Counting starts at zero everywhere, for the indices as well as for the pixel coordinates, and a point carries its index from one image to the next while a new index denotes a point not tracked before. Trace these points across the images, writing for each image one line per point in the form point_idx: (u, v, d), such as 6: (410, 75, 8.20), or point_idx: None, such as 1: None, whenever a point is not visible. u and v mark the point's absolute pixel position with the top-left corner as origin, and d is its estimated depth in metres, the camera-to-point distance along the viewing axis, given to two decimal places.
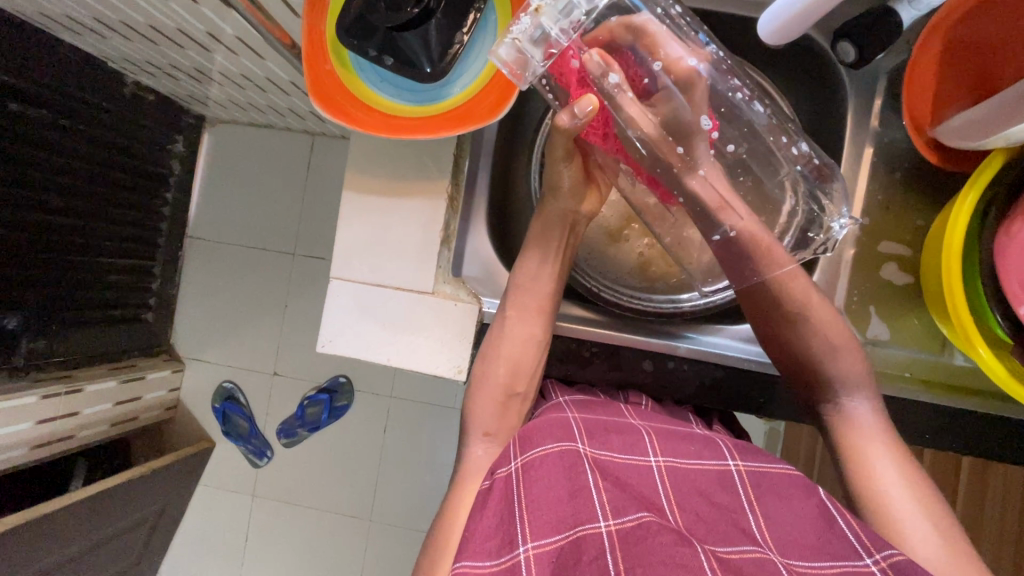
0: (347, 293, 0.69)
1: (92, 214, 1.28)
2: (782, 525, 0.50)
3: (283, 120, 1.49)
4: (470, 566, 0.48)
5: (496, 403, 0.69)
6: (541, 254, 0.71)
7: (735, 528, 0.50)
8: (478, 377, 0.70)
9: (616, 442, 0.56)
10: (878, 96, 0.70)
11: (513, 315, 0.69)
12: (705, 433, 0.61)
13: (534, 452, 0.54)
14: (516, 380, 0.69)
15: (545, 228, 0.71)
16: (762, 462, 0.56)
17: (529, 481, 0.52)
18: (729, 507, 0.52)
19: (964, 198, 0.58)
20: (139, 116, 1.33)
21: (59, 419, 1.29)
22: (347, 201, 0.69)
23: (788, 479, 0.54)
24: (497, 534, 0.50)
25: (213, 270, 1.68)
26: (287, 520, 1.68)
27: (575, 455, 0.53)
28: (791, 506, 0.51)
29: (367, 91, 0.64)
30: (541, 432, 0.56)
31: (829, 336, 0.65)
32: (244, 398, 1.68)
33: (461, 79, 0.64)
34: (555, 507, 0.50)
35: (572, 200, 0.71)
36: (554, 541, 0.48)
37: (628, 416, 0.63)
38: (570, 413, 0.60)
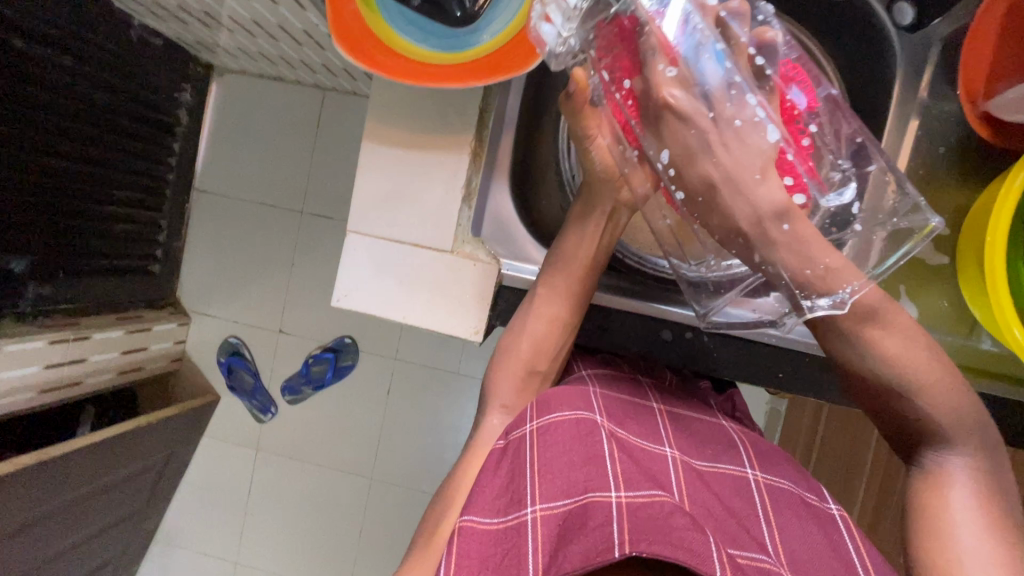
0: (361, 248, 0.67)
1: (97, 161, 1.26)
2: (794, 541, 0.49)
3: (295, 72, 1.45)
4: (474, 521, 0.48)
5: (516, 378, 0.67)
6: (579, 233, 0.65)
7: (747, 534, 0.48)
8: (503, 350, 0.68)
9: (633, 428, 0.56)
10: (930, 65, 0.64)
11: (542, 292, 0.66)
12: (727, 429, 0.60)
13: (552, 416, 0.53)
14: (539, 358, 0.67)
15: (585, 209, 0.65)
16: (781, 476, 0.54)
17: (544, 444, 0.51)
18: (742, 515, 0.50)
19: (1016, 176, 0.55)
20: (145, 60, 1.29)
21: (66, 364, 1.31)
22: (367, 153, 0.67)
23: (802, 502, 0.52)
24: (506, 494, 0.50)
25: (221, 225, 1.67)
26: (291, 476, 1.71)
27: (592, 424, 0.52)
28: (805, 525, 0.50)
29: (388, 31, 0.60)
30: (559, 399, 0.55)
31: (934, 393, 0.54)
32: (249, 354, 1.69)
33: (491, 26, 0.60)
34: (567, 472, 0.49)
35: (611, 185, 0.64)
36: (563, 505, 0.48)
37: (650, 398, 0.62)
38: (592, 387, 0.59)
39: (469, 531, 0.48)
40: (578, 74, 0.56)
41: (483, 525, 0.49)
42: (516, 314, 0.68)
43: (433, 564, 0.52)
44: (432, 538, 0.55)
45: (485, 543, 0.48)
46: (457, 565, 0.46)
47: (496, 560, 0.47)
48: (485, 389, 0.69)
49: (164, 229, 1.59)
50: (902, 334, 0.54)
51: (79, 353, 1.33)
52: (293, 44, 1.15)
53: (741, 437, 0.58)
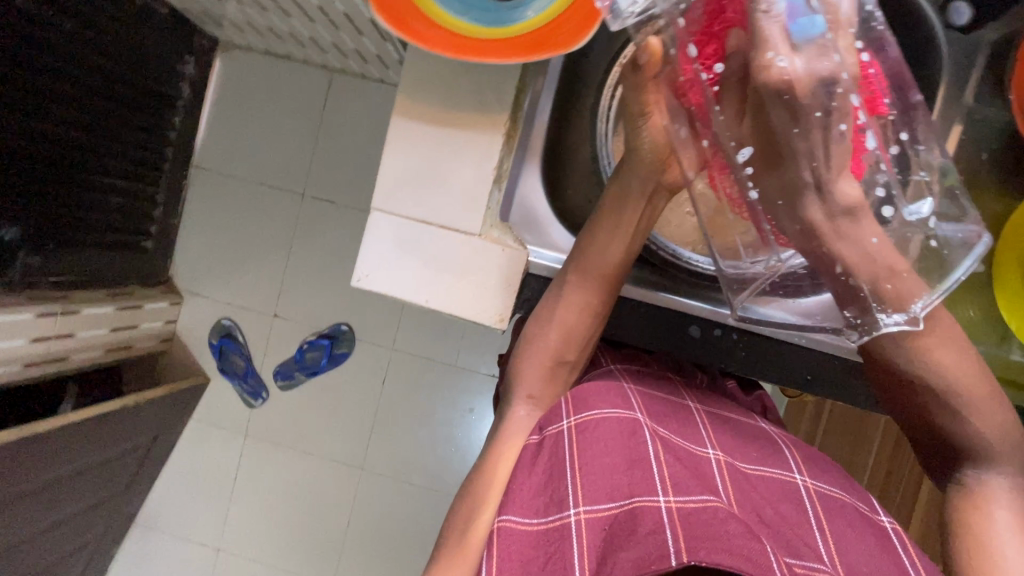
0: (387, 229, 0.65)
1: (95, 130, 1.21)
2: (850, 550, 0.47)
3: (303, 51, 1.41)
4: (513, 522, 0.47)
5: (543, 367, 0.65)
6: (614, 222, 0.63)
7: (802, 541, 0.46)
8: (528, 340, 0.66)
9: (673, 427, 0.54)
10: (977, 70, 0.63)
11: (574, 279, 0.64)
12: (768, 432, 0.58)
13: (590, 414, 0.51)
14: (568, 348, 0.66)
15: (620, 199, 0.63)
16: (828, 481, 0.53)
17: (584, 443, 0.49)
18: (794, 523, 0.48)
19: None
20: (149, 29, 1.24)
21: (53, 339, 1.26)
22: (398, 129, 0.64)
23: (854, 511, 0.50)
24: (546, 493, 0.48)
25: (218, 203, 1.62)
26: (279, 463, 1.68)
27: (634, 423, 0.50)
28: (860, 538, 0.48)
29: (430, 2, 0.58)
30: (598, 396, 0.53)
31: (978, 413, 0.55)
32: (242, 337, 1.65)
33: (536, 4, 0.58)
34: (610, 474, 0.47)
35: (654, 169, 0.61)
36: (608, 508, 0.46)
37: (685, 396, 0.61)
38: (628, 384, 0.58)
39: (508, 531, 0.46)
40: (653, 43, 0.52)
41: (524, 526, 0.47)
42: (544, 298, 0.66)
43: (473, 564, 0.51)
44: (464, 531, 0.54)
45: (526, 545, 0.46)
46: (500, 568, 0.45)
47: (539, 563, 0.45)
48: (510, 378, 0.67)
49: (160, 205, 1.55)
50: (961, 354, 0.54)
51: (66, 328, 1.29)
52: (306, 21, 1.11)
53: (786, 443, 0.57)
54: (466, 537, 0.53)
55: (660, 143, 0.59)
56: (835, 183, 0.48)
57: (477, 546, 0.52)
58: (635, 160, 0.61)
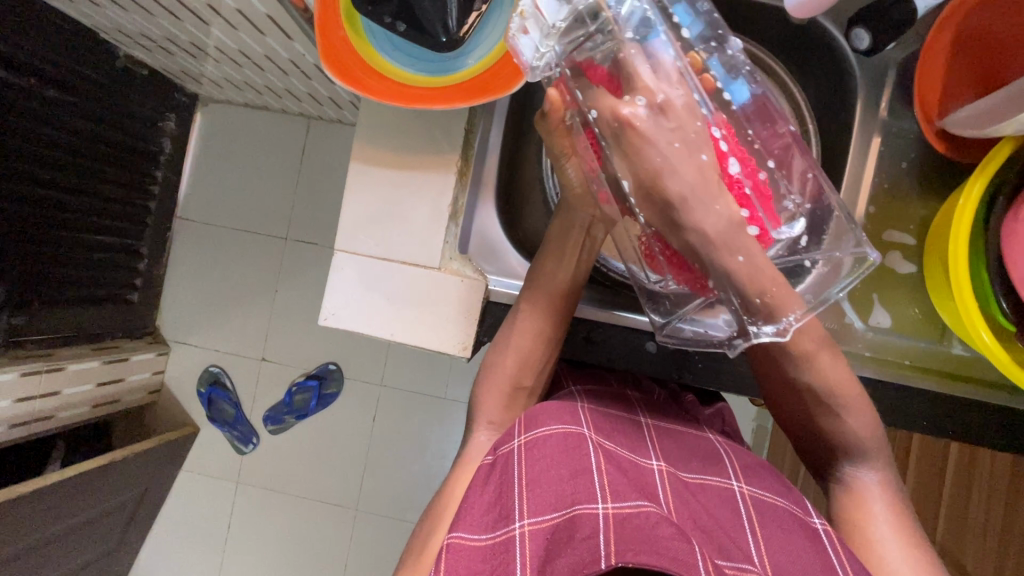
0: (349, 268, 0.68)
1: (77, 189, 1.25)
2: (782, 552, 0.48)
3: (280, 101, 1.47)
4: (461, 538, 0.48)
5: (502, 392, 0.68)
6: (558, 252, 0.67)
7: (733, 543, 0.48)
8: (488, 365, 0.69)
9: (619, 440, 0.57)
10: (888, 86, 0.68)
11: (525, 308, 0.67)
12: (713, 444, 0.61)
13: (539, 430, 0.54)
14: (524, 373, 0.68)
15: (563, 228, 0.67)
16: (766, 489, 0.55)
17: (531, 458, 0.51)
18: (726, 524, 0.50)
19: (972, 185, 0.58)
20: (129, 90, 1.30)
21: (38, 398, 1.27)
22: (356, 173, 0.68)
23: (791, 515, 0.52)
24: (494, 509, 0.50)
25: (203, 252, 1.66)
26: (272, 509, 1.66)
27: (579, 437, 0.53)
28: (791, 537, 0.50)
29: (377, 57, 0.63)
30: (547, 413, 0.56)
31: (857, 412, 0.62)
32: (231, 384, 1.65)
33: (475, 51, 0.63)
34: (555, 485, 0.49)
35: (587, 201, 0.66)
36: (552, 518, 0.48)
37: (638, 412, 0.64)
38: (579, 402, 0.60)
39: (456, 548, 0.47)
40: (552, 95, 0.57)
41: (470, 542, 0.48)
42: (501, 330, 0.68)
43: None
44: (421, 554, 0.54)
45: (473, 559, 0.47)
46: None
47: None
48: (472, 403, 0.70)
49: (145, 257, 1.58)
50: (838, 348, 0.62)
51: (52, 386, 1.29)
52: (278, 73, 1.17)
53: (726, 452, 0.59)
54: (422, 556, 0.54)
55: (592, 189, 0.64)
56: (716, 198, 0.53)
57: (430, 559, 0.53)
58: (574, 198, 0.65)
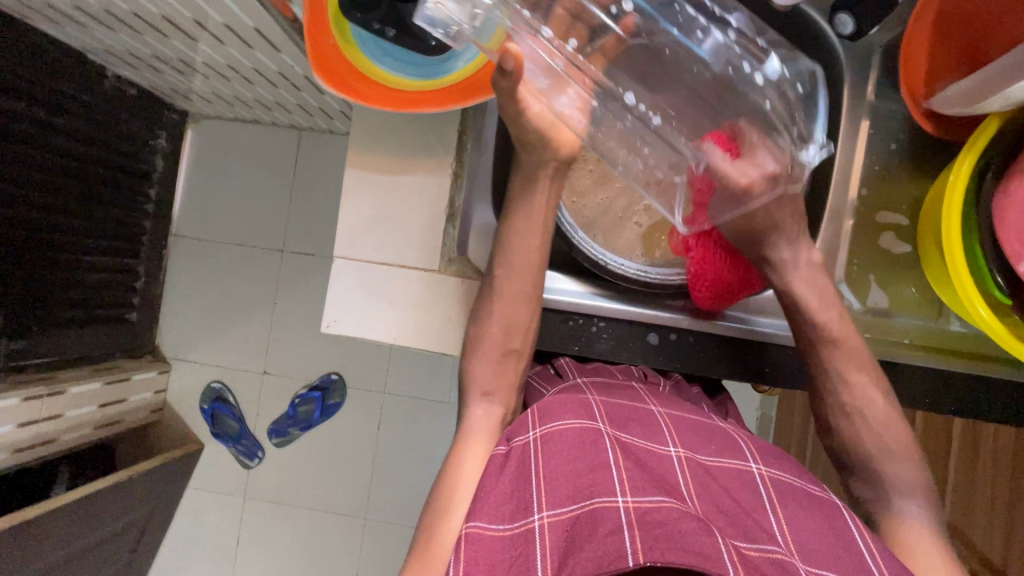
0: (349, 275, 0.68)
1: (71, 211, 1.25)
2: (803, 535, 0.49)
3: (270, 114, 1.47)
4: (482, 527, 0.49)
5: (493, 360, 0.67)
6: (525, 207, 0.68)
7: (757, 526, 0.49)
8: (473, 338, 0.68)
9: (636, 430, 0.57)
10: (874, 70, 0.69)
11: (500, 272, 0.67)
12: (725, 428, 0.61)
13: (555, 425, 0.54)
14: (512, 336, 0.68)
15: (528, 181, 0.68)
16: (784, 472, 0.55)
17: (547, 452, 0.52)
18: (749, 507, 0.51)
19: (960, 163, 0.59)
20: (119, 110, 1.30)
21: (41, 422, 1.26)
22: (351, 179, 0.68)
23: (811, 497, 0.53)
24: (511, 500, 0.51)
25: (200, 268, 1.66)
26: (281, 522, 1.66)
27: (595, 432, 0.53)
28: (810, 519, 0.50)
29: (368, 64, 0.64)
30: (561, 407, 0.56)
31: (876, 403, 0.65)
32: (234, 399, 1.65)
33: (464, 53, 0.64)
34: (573, 479, 0.50)
35: (547, 149, 0.67)
36: (570, 511, 0.48)
37: (648, 401, 0.63)
38: (591, 394, 0.61)
39: (475, 536, 0.48)
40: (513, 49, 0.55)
41: (490, 531, 0.48)
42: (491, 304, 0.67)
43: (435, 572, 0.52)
44: (430, 541, 0.55)
45: (492, 549, 0.47)
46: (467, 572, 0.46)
47: (504, 567, 0.46)
48: (463, 374, 0.69)
49: (142, 276, 1.58)
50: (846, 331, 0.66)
51: (54, 409, 1.28)
52: (268, 86, 1.18)
53: (742, 436, 0.60)
54: (434, 544, 0.55)
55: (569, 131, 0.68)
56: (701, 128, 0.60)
57: (448, 545, 0.54)
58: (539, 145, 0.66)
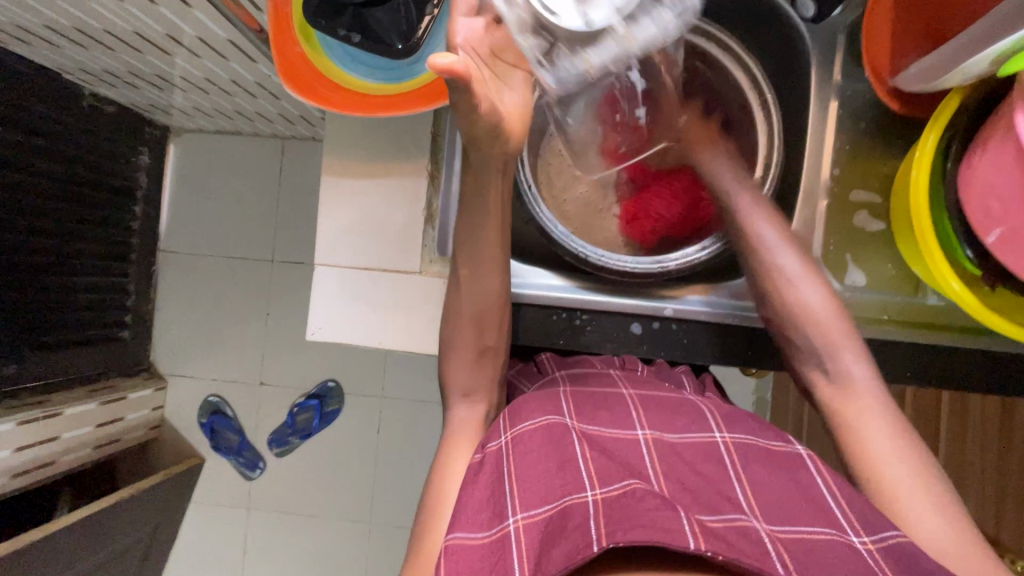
0: (330, 282, 0.69)
1: (55, 232, 1.24)
2: (767, 497, 0.51)
3: (251, 125, 1.46)
4: (460, 537, 0.49)
5: (469, 360, 0.69)
6: (476, 207, 0.63)
7: (721, 497, 0.50)
8: (446, 338, 0.68)
9: (604, 418, 0.59)
10: (839, 51, 0.70)
11: (465, 272, 0.66)
12: (695, 402, 0.62)
13: (524, 426, 0.55)
14: (484, 334, 0.69)
15: (477, 184, 0.61)
16: (746, 434, 0.57)
17: (519, 454, 0.53)
18: (714, 478, 0.52)
19: (926, 139, 0.60)
20: (98, 128, 1.29)
21: (39, 445, 1.25)
22: (327, 187, 0.69)
23: (775, 457, 0.55)
24: (489, 505, 0.51)
25: (191, 283, 1.65)
26: (287, 532, 1.66)
27: (563, 428, 0.55)
28: (774, 481, 0.52)
29: (336, 71, 0.64)
30: (530, 407, 0.58)
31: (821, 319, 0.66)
32: (232, 411, 1.65)
33: (433, 55, 0.64)
34: (544, 479, 0.51)
35: (493, 148, 0.58)
36: (543, 512, 0.49)
37: (622, 386, 0.63)
38: (562, 389, 0.63)
39: (455, 548, 0.48)
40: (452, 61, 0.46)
41: (470, 540, 0.49)
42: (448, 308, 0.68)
43: None
44: (422, 547, 0.55)
45: (472, 558, 0.47)
46: None
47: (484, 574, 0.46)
48: (442, 378, 0.71)
49: (132, 294, 1.57)
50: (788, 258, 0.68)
51: (51, 432, 1.28)
52: (247, 96, 1.18)
53: (708, 406, 0.61)
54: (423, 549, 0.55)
55: (517, 116, 0.56)
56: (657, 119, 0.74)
57: (435, 553, 0.54)
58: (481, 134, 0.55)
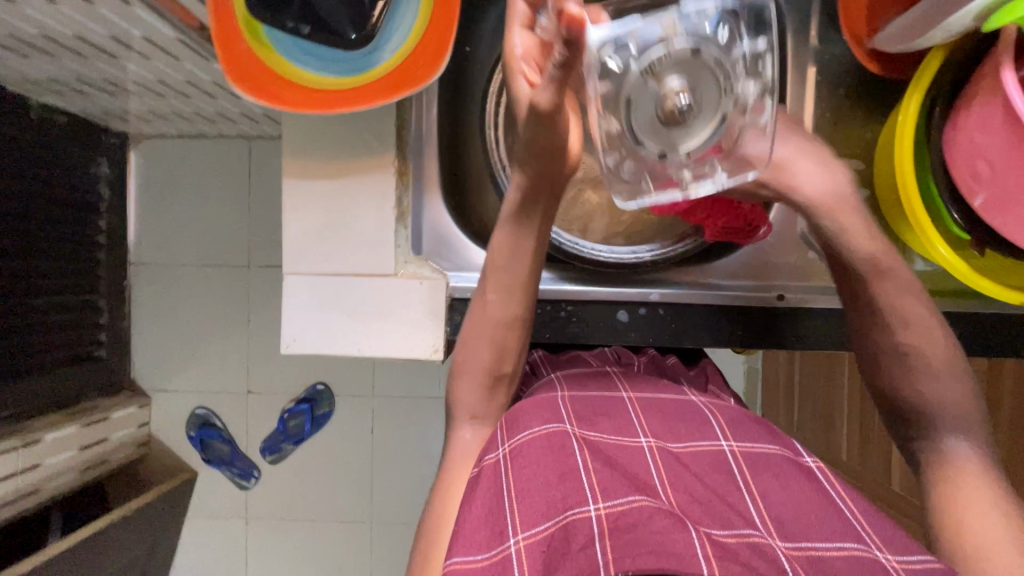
0: (303, 292, 0.65)
1: (15, 253, 1.18)
2: (779, 504, 0.49)
3: (214, 126, 1.40)
4: (459, 562, 0.48)
5: (481, 386, 0.66)
6: (522, 223, 0.65)
7: (733, 511, 0.48)
8: (463, 358, 0.66)
9: (604, 425, 0.57)
10: (815, 13, 0.68)
11: (493, 296, 0.65)
12: (698, 405, 0.61)
13: (520, 438, 0.54)
14: (501, 360, 0.66)
15: (529, 206, 0.64)
16: (754, 440, 0.56)
17: (517, 466, 0.52)
18: (723, 490, 0.51)
19: (909, 102, 0.58)
20: (50, 140, 1.22)
21: (19, 474, 1.21)
22: (291, 190, 0.65)
23: (784, 461, 0.53)
24: (486, 525, 0.50)
25: (165, 295, 1.59)
26: (288, 538, 1.64)
27: (562, 437, 0.53)
28: (788, 486, 0.51)
29: (289, 66, 0.60)
30: (527, 416, 0.57)
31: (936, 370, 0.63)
32: (221, 422, 1.61)
33: (390, 43, 0.61)
34: (544, 493, 0.49)
35: (554, 168, 0.61)
36: (545, 528, 0.47)
37: (621, 390, 0.63)
38: (559, 393, 0.61)
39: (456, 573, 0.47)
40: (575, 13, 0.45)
41: (469, 563, 0.48)
42: (464, 322, 0.67)
43: None
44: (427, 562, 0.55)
45: None
46: None
47: None
48: (449, 397, 0.67)
49: (105, 310, 1.51)
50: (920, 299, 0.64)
51: (32, 459, 1.23)
52: (206, 97, 1.12)
53: (711, 411, 0.60)
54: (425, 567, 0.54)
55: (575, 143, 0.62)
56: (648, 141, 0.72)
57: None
58: (548, 126, 0.56)
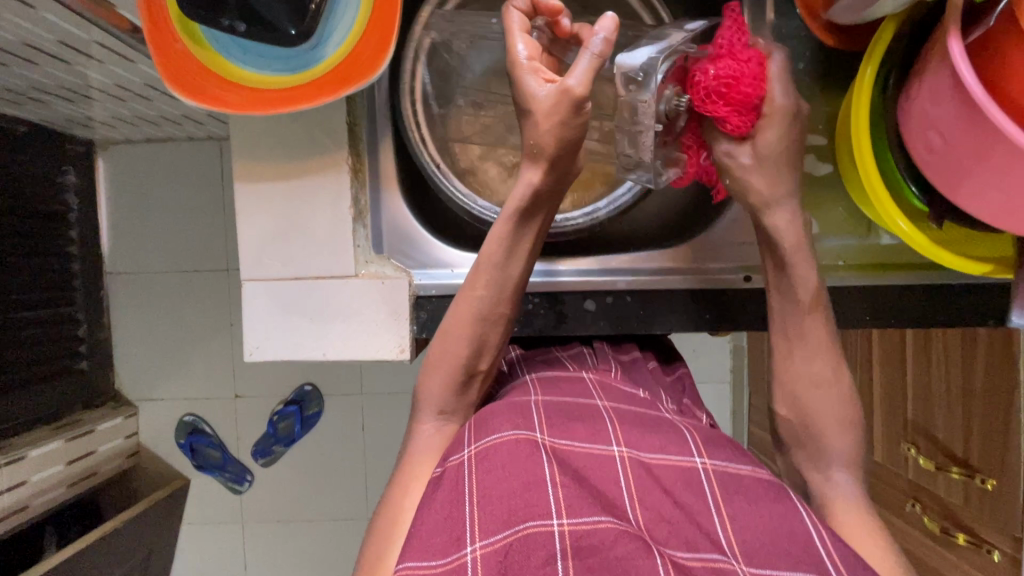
0: (265, 296, 0.64)
1: None
2: (745, 528, 0.50)
3: (183, 129, 1.37)
4: (412, 567, 0.47)
5: (450, 380, 0.63)
6: (518, 223, 0.63)
7: (699, 533, 0.50)
8: (435, 354, 0.64)
9: (581, 431, 0.57)
10: None
11: (484, 291, 0.63)
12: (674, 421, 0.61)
13: (489, 441, 0.54)
14: (478, 356, 0.64)
15: (529, 211, 0.63)
16: (728, 461, 0.56)
17: (484, 469, 0.52)
18: (693, 509, 0.52)
19: (863, 70, 0.57)
20: (12, 151, 1.19)
21: (7, 491, 1.19)
22: (249, 193, 0.63)
23: (757, 484, 0.54)
24: (444, 530, 0.49)
25: (144, 303, 1.56)
26: (285, 538, 1.64)
27: (532, 444, 0.53)
28: (756, 510, 0.51)
29: (227, 65, 0.58)
30: (498, 417, 0.57)
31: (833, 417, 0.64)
32: (210, 428, 1.60)
33: (333, 38, 0.59)
34: (508, 499, 0.49)
35: (564, 163, 0.62)
36: (501, 537, 0.47)
37: (597, 396, 0.63)
38: (533, 395, 0.61)
39: None
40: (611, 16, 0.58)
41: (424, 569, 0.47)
42: (446, 316, 0.65)
43: None
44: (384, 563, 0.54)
45: None
46: None
47: None
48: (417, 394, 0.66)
49: (83, 322, 1.49)
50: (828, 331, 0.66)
51: (19, 476, 1.22)
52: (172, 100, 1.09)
53: (688, 428, 0.60)
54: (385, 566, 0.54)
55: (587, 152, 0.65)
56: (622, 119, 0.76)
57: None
58: (573, 120, 0.59)
